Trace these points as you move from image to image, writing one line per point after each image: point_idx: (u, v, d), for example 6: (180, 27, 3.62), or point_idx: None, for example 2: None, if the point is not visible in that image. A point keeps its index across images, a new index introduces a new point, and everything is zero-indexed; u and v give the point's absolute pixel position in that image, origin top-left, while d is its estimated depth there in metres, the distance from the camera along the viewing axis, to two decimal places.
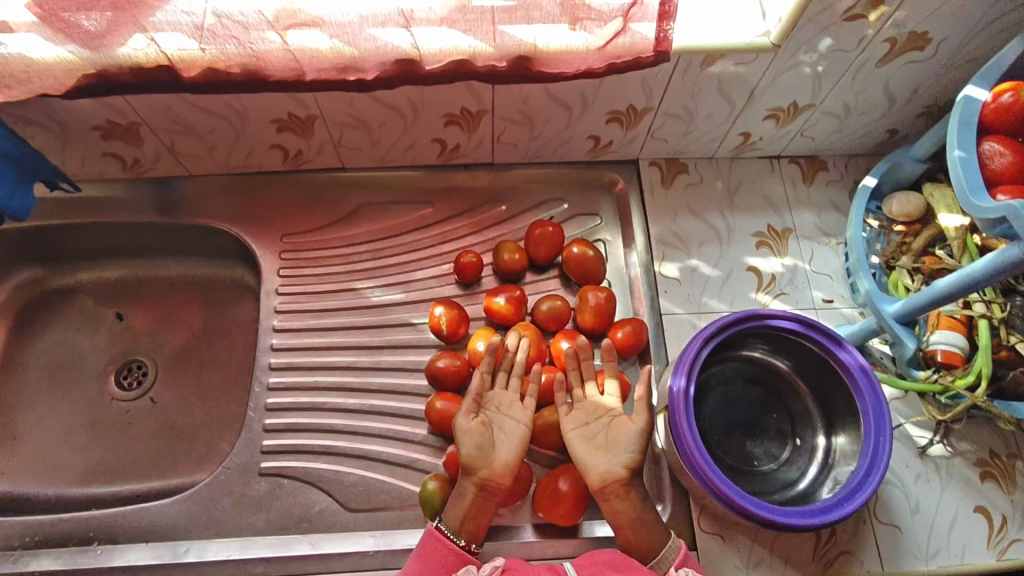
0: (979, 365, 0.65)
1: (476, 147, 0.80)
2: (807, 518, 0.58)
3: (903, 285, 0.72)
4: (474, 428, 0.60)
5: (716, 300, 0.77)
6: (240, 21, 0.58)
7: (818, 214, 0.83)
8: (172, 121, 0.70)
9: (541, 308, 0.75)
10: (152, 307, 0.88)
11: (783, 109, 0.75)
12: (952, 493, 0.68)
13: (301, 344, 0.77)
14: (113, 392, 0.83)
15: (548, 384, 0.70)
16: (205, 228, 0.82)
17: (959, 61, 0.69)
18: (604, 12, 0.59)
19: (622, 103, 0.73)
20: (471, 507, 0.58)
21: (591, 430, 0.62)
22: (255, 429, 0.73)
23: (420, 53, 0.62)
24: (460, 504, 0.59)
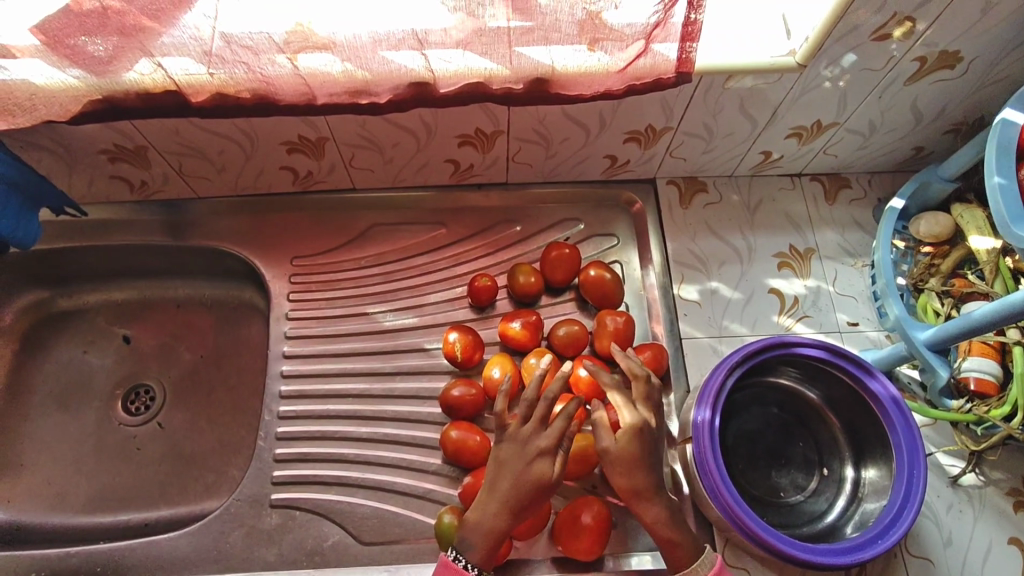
0: (1015, 394, 0.63)
1: (490, 167, 0.78)
2: (841, 556, 0.56)
3: (932, 309, 0.69)
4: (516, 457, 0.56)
5: (738, 324, 0.75)
6: (249, 47, 0.56)
7: (841, 232, 0.80)
8: (180, 145, 0.69)
9: (552, 334, 0.73)
10: (160, 330, 0.86)
11: (807, 127, 0.73)
12: (986, 525, 0.66)
13: (312, 370, 0.75)
14: (120, 417, 0.82)
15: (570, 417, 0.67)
16: (214, 251, 0.81)
17: (991, 79, 0.66)
18: (626, 34, 0.57)
19: (641, 123, 0.71)
20: (494, 540, 0.54)
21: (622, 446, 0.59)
22: (265, 458, 0.71)
23: (434, 75, 0.61)
24: (482, 537, 0.54)
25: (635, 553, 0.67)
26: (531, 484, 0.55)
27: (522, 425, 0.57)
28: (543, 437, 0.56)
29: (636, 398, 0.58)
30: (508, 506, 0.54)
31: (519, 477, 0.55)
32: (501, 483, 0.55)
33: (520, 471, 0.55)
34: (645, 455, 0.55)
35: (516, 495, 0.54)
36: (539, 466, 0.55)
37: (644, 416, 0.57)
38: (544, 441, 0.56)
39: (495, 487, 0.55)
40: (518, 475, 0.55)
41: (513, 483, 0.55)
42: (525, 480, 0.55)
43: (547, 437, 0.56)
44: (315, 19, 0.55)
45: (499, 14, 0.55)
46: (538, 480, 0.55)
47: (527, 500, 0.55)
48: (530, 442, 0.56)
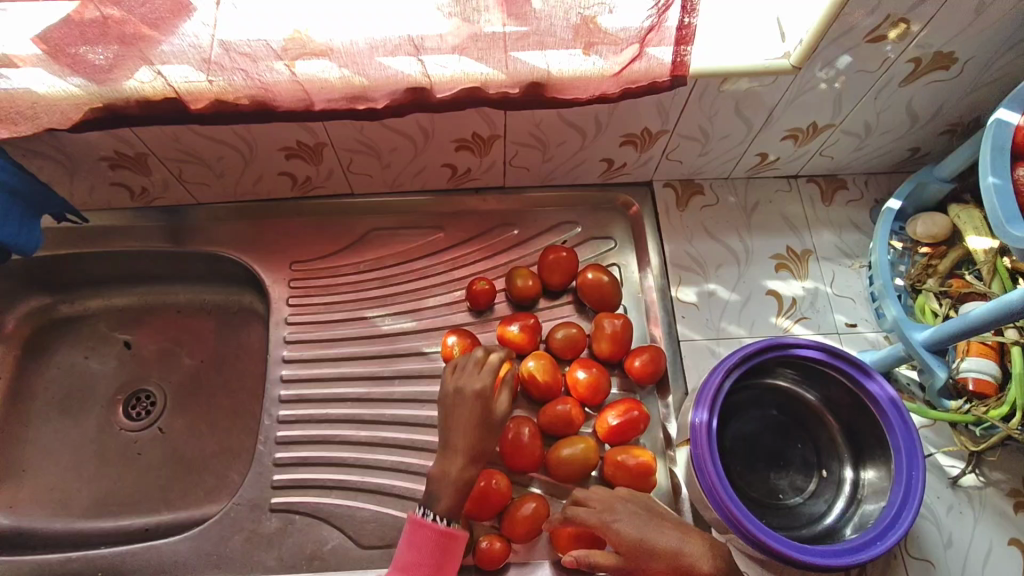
0: (1013, 395, 0.62)
1: (487, 171, 0.78)
2: (839, 557, 0.56)
3: (930, 310, 0.69)
4: (461, 405, 0.61)
5: (735, 325, 0.75)
6: (247, 54, 0.57)
7: (838, 234, 0.81)
8: (180, 151, 0.69)
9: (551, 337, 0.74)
10: (161, 335, 0.87)
11: (803, 129, 0.74)
12: (986, 527, 0.66)
13: (311, 374, 0.76)
14: (121, 423, 0.82)
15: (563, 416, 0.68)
16: (214, 256, 0.81)
17: (985, 81, 0.67)
18: (620, 38, 0.58)
19: (638, 126, 0.71)
20: (460, 487, 0.60)
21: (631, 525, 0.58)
22: (265, 463, 0.71)
23: (430, 81, 0.61)
24: (447, 488, 0.59)
25: None
26: (479, 424, 0.61)
27: (460, 372, 0.63)
28: (479, 378, 0.62)
29: (590, 503, 0.60)
30: (463, 447, 0.60)
31: (469, 421, 0.61)
32: (453, 433, 0.61)
33: (468, 415, 0.61)
34: (644, 533, 0.57)
35: (470, 440, 0.60)
36: (482, 404, 0.61)
37: (609, 509, 0.59)
38: (480, 382, 0.62)
39: (447, 440, 0.61)
40: (464, 420, 0.61)
41: (463, 429, 0.61)
42: (470, 421, 0.61)
43: (485, 378, 0.62)
44: (313, 26, 0.55)
45: (494, 18, 0.55)
46: (484, 420, 0.61)
47: (480, 442, 0.61)
48: (467, 386, 0.62)
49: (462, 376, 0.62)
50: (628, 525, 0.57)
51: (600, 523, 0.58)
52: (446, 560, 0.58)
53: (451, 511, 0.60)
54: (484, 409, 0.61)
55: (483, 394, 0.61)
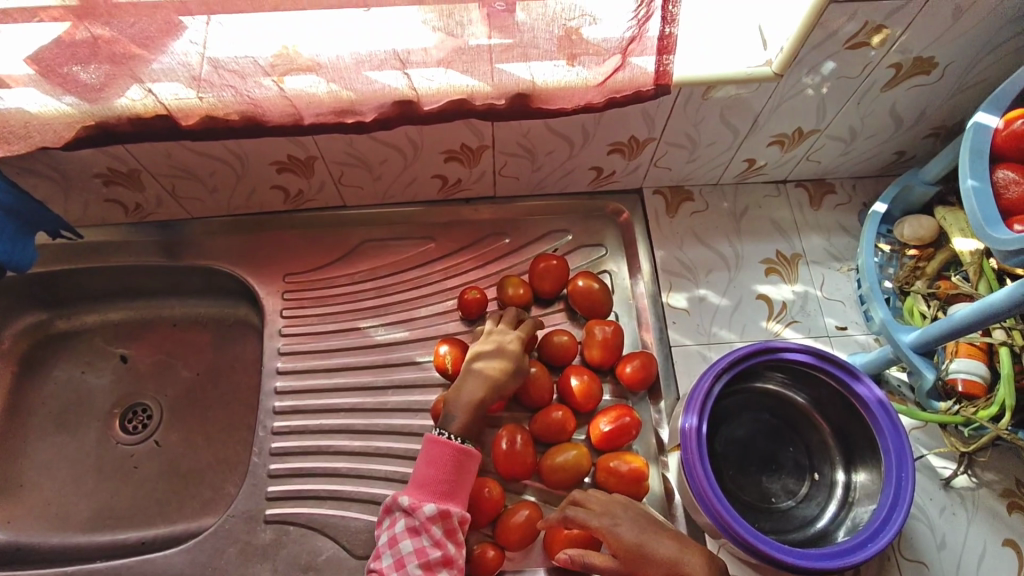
0: (1002, 395, 0.62)
1: (478, 181, 0.79)
2: (830, 560, 0.56)
3: (918, 312, 0.69)
4: (492, 348, 0.68)
5: (726, 331, 0.75)
6: (236, 71, 0.58)
7: (827, 237, 0.81)
8: (172, 167, 0.70)
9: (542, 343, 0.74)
10: (157, 348, 0.87)
11: (788, 135, 0.74)
12: (979, 528, 0.66)
13: (305, 386, 0.76)
14: (118, 437, 0.82)
15: (558, 422, 0.68)
16: (208, 270, 0.82)
17: (967, 85, 0.67)
18: (602, 49, 0.58)
19: (624, 134, 0.72)
20: (473, 411, 0.65)
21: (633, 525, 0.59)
22: (260, 474, 0.72)
23: (417, 93, 0.62)
24: (462, 408, 0.65)
25: None
26: (506, 365, 0.67)
27: (497, 327, 0.71)
28: (513, 332, 0.70)
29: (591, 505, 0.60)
30: (484, 380, 0.66)
31: (495, 359, 0.67)
32: (479, 365, 0.67)
33: (496, 355, 0.68)
34: (642, 539, 0.57)
35: (493, 376, 0.66)
36: (512, 350, 0.68)
37: (608, 510, 0.60)
38: (515, 335, 0.69)
39: (474, 369, 0.67)
40: (491, 358, 0.67)
41: (489, 364, 0.67)
42: (495, 361, 0.67)
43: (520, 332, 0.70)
44: (300, 43, 0.56)
45: (478, 32, 0.56)
46: (511, 364, 0.67)
47: (501, 382, 0.66)
48: (503, 336, 0.69)
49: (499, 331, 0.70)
50: (628, 528, 0.58)
51: (601, 526, 0.58)
52: (461, 477, 0.63)
53: (463, 432, 0.65)
54: (516, 356, 0.68)
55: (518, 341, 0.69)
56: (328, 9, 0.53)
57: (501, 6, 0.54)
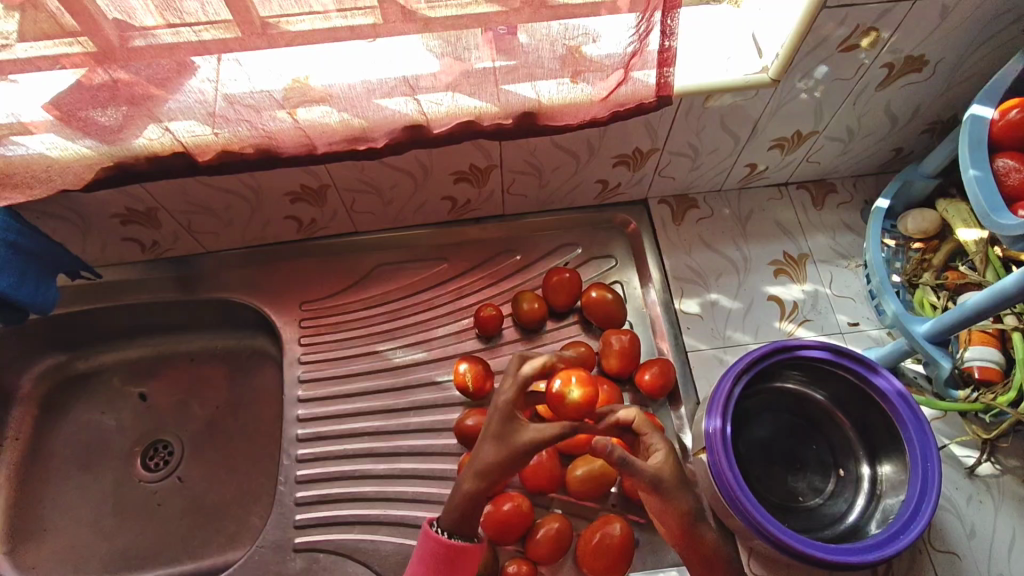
0: (1019, 379, 0.63)
1: (487, 200, 0.81)
2: (863, 554, 0.56)
3: (929, 303, 0.70)
4: (489, 418, 0.57)
5: (740, 333, 0.76)
6: (251, 105, 0.59)
7: (832, 236, 0.83)
8: (188, 203, 0.72)
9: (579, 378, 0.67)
10: (176, 384, 0.88)
11: (788, 138, 0.76)
12: (1007, 515, 0.66)
13: (326, 412, 0.76)
14: (140, 475, 0.82)
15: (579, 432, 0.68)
16: (226, 302, 0.83)
17: (959, 79, 0.69)
18: (604, 64, 0.60)
19: (628, 147, 0.74)
20: (461, 503, 0.55)
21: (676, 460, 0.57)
22: (286, 503, 0.72)
23: (426, 117, 0.64)
24: (449, 502, 0.56)
25: (663, 569, 0.66)
26: (492, 439, 0.55)
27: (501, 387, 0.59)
28: (506, 390, 0.57)
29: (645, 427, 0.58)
30: (476, 464, 0.55)
31: (488, 433, 0.56)
32: (482, 440, 0.56)
33: (488, 429, 0.56)
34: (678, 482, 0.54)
35: (482, 457, 0.55)
36: (498, 419, 0.56)
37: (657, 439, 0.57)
38: (505, 395, 0.56)
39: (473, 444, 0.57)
40: (486, 430, 0.56)
41: (488, 442, 0.56)
42: (490, 431, 0.56)
43: (509, 392, 0.56)
44: (312, 74, 0.58)
45: (482, 55, 0.58)
46: (499, 438, 0.55)
47: (492, 461, 0.55)
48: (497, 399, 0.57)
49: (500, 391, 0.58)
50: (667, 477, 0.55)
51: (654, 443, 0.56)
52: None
53: (455, 526, 0.55)
54: (503, 422, 0.55)
55: (504, 404, 0.56)
56: (339, 41, 0.54)
57: (504, 29, 0.56)
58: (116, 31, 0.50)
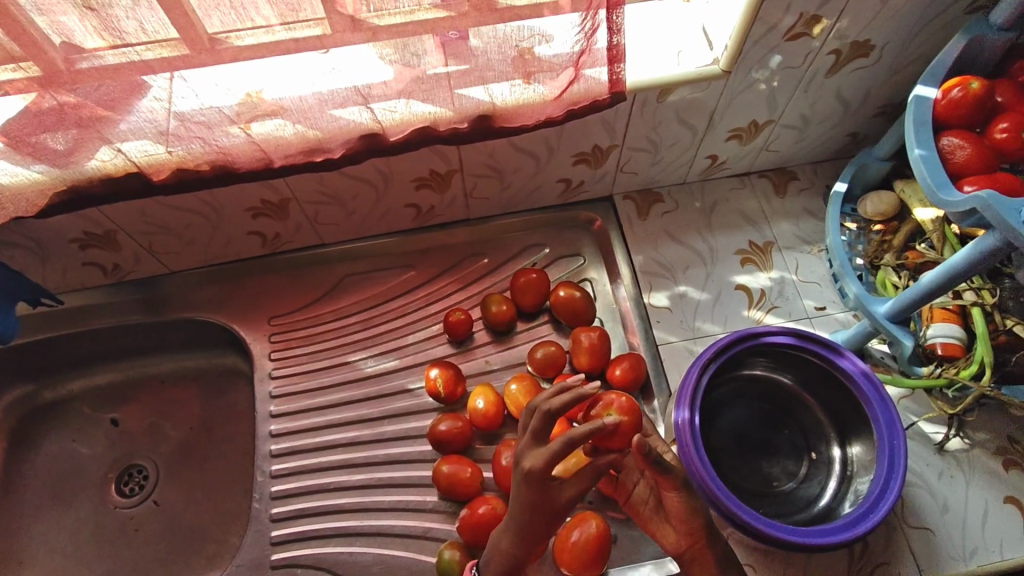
0: (980, 353, 0.64)
1: (451, 206, 0.81)
2: (833, 535, 0.56)
3: (891, 284, 0.71)
4: (519, 487, 0.45)
5: (709, 323, 0.77)
6: (203, 122, 0.59)
7: (795, 223, 0.84)
8: (147, 224, 0.71)
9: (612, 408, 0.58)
10: (148, 407, 0.87)
11: (744, 128, 0.77)
12: (978, 488, 0.67)
13: (299, 426, 0.75)
14: (114, 501, 0.81)
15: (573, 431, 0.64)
16: (194, 322, 0.82)
17: (906, 62, 0.70)
18: (554, 64, 0.61)
19: (587, 145, 0.74)
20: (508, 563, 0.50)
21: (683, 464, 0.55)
22: (262, 520, 0.71)
23: (381, 125, 0.64)
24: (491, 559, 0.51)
25: (644, 563, 0.66)
26: (528, 507, 0.46)
27: (520, 444, 0.46)
28: (533, 457, 0.44)
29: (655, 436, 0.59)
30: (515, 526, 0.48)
31: (522, 502, 0.46)
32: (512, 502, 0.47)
33: (521, 499, 0.46)
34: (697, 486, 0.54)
35: (522, 522, 0.47)
36: (533, 491, 0.45)
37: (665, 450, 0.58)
38: (532, 463, 0.44)
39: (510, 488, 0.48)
40: (520, 500, 0.46)
41: (522, 506, 0.46)
42: (523, 498, 0.45)
43: (538, 461, 0.44)
44: (264, 88, 0.57)
45: (434, 61, 0.58)
46: (538, 505, 0.46)
47: (534, 525, 0.47)
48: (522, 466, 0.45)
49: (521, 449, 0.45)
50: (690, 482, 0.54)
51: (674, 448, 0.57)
52: None
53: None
54: (540, 491, 0.45)
55: (535, 476, 0.44)
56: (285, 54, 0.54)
57: (454, 34, 0.56)
58: (61, 53, 0.50)
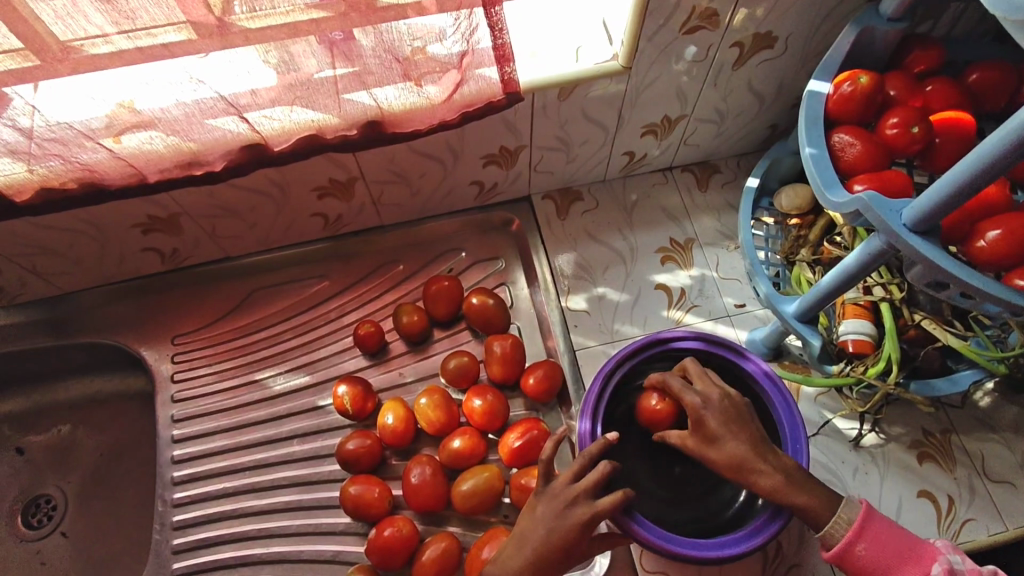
0: (888, 350, 0.63)
1: (359, 213, 0.77)
2: (736, 547, 0.54)
3: (805, 280, 0.70)
4: (564, 522, 0.52)
5: (628, 325, 0.75)
6: (58, 140, 0.54)
7: (717, 217, 0.82)
8: (24, 244, 0.67)
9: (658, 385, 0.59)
10: (55, 434, 0.83)
11: (658, 124, 0.75)
12: (892, 482, 0.66)
13: (203, 451, 0.73)
14: (20, 534, 0.78)
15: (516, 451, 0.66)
16: (95, 344, 0.78)
17: (813, 52, 0.68)
18: (441, 64, 0.57)
19: (493, 146, 0.72)
20: None
21: (726, 413, 0.54)
22: (163, 552, 0.69)
23: (262, 135, 0.60)
24: None
25: None
26: (553, 546, 0.52)
27: (563, 483, 0.55)
28: (585, 505, 0.53)
29: (694, 380, 0.57)
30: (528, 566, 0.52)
31: (552, 535, 0.52)
32: (537, 535, 0.53)
33: (554, 528, 0.53)
34: (743, 420, 0.54)
35: (543, 556, 0.52)
36: (572, 527, 0.52)
37: (705, 392, 0.55)
38: (585, 508, 0.53)
39: (525, 527, 0.54)
40: (553, 533, 0.52)
41: (547, 542, 0.52)
42: (561, 529, 0.52)
43: (590, 508, 0.53)
44: (136, 98, 0.53)
45: (320, 62, 0.54)
46: (565, 543, 0.52)
47: (552, 564, 0.52)
48: (566, 506, 0.53)
49: (566, 491, 0.54)
50: (717, 418, 0.54)
51: (692, 404, 0.55)
52: None
53: None
54: (577, 536, 0.52)
55: (584, 522, 0.52)
56: (151, 63, 0.50)
57: (339, 35, 0.52)
58: None
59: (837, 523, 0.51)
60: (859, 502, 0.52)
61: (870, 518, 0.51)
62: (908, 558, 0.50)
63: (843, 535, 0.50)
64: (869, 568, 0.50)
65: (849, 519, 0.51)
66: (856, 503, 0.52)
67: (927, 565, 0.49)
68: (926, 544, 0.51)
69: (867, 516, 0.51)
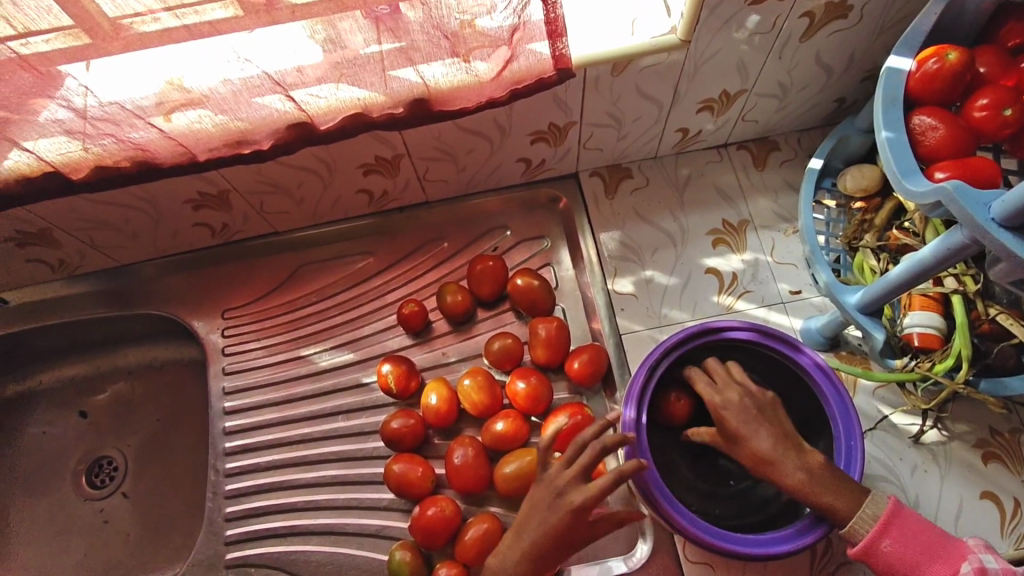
0: (958, 345, 0.60)
1: (405, 190, 0.77)
2: (783, 543, 0.53)
3: (868, 268, 0.66)
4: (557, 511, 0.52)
5: (677, 310, 0.73)
6: (110, 119, 0.55)
7: (774, 198, 0.78)
8: (82, 219, 0.68)
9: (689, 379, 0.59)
10: (115, 399, 0.86)
11: (715, 100, 0.71)
12: (954, 482, 0.63)
13: (253, 423, 0.75)
14: (85, 493, 0.82)
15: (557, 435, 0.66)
16: (152, 315, 0.81)
17: (891, 22, 0.63)
18: (491, 39, 0.55)
19: (542, 123, 0.69)
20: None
21: (752, 407, 0.54)
22: (216, 520, 0.72)
23: (308, 114, 0.59)
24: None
25: (613, 559, 0.65)
26: (571, 532, 0.52)
27: (560, 468, 0.54)
28: (580, 491, 0.52)
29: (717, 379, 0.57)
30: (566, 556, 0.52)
31: (547, 523, 0.52)
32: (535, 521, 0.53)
33: (547, 516, 0.52)
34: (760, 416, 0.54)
35: (541, 543, 0.52)
36: (564, 514, 0.51)
37: (726, 391, 0.55)
38: (580, 495, 0.52)
39: (525, 513, 0.54)
40: (547, 521, 0.52)
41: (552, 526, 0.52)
42: (554, 518, 0.52)
43: (585, 493, 0.51)
44: (184, 76, 0.53)
45: (367, 38, 0.53)
46: (558, 530, 0.51)
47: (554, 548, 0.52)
48: (562, 493, 0.52)
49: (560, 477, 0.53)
50: (736, 416, 0.54)
51: (711, 404, 0.55)
52: None
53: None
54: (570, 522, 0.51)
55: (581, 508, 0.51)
56: (196, 41, 0.49)
57: (386, 9, 0.50)
58: None
59: (861, 519, 0.50)
60: (882, 498, 0.51)
61: (895, 514, 0.50)
62: (937, 555, 0.48)
63: (868, 532, 0.49)
64: (900, 565, 0.49)
65: (873, 514, 0.50)
66: (880, 499, 0.51)
67: (956, 563, 0.48)
68: (956, 541, 0.49)
69: (891, 511, 0.50)
